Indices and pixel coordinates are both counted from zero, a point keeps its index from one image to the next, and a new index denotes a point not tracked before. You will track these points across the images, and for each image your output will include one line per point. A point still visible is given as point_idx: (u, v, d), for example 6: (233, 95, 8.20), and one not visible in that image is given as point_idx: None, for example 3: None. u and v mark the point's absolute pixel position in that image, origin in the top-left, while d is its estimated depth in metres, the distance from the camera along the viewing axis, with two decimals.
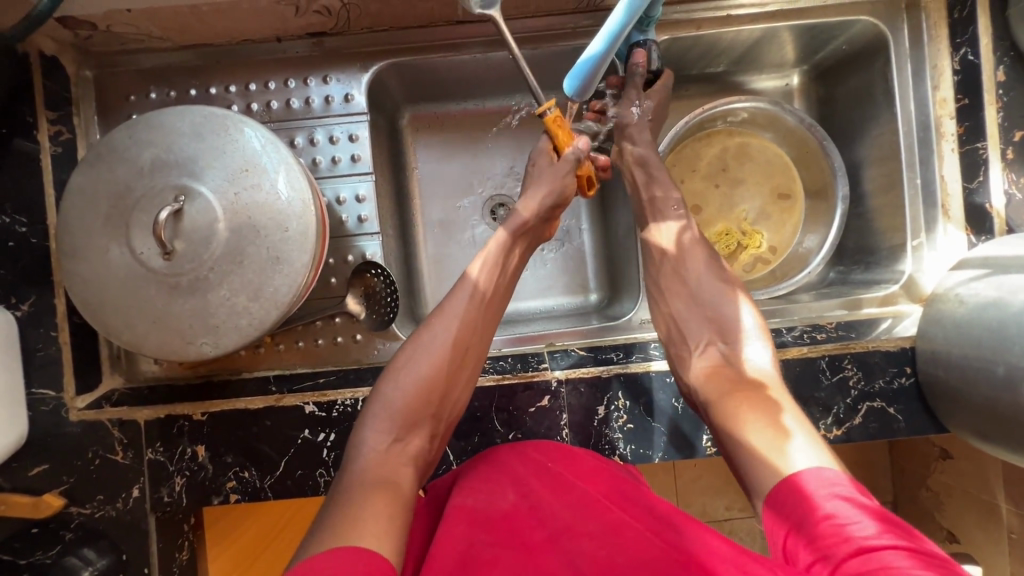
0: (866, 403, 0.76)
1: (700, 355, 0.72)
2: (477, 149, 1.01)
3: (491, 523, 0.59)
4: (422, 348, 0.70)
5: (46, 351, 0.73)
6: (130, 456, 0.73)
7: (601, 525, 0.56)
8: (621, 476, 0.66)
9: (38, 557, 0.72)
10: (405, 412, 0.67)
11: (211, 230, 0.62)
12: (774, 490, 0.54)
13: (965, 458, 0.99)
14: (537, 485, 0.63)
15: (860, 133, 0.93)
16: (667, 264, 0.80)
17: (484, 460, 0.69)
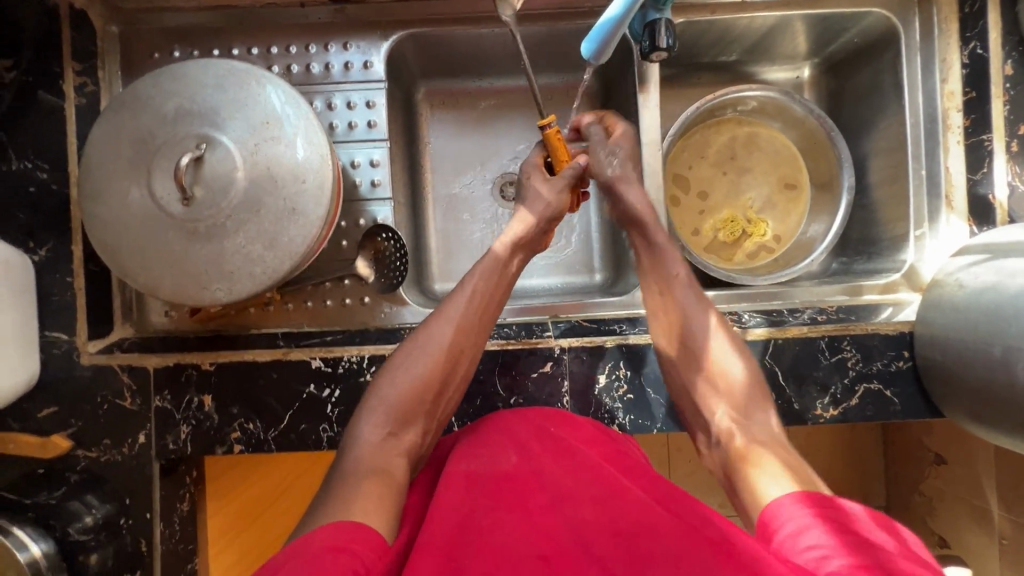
0: (863, 385, 0.77)
1: (703, 415, 0.72)
2: (489, 126, 1.02)
3: (492, 483, 0.60)
4: (420, 352, 0.71)
5: (61, 296, 0.75)
6: (138, 402, 0.75)
7: (604, 490, 0.58)
8: (623, 448, 0.68)
9: (43, 497, 0.74)
10: (400, 407, 0.67)
11: (229, 180, 0.63)
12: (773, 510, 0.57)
13: (958, 464, 1.00)
14: (538, 449, 0.64)
15: (868, 125, 0.94)
16: (666, 324, 0.77)
17: (485, 422, 0.70)
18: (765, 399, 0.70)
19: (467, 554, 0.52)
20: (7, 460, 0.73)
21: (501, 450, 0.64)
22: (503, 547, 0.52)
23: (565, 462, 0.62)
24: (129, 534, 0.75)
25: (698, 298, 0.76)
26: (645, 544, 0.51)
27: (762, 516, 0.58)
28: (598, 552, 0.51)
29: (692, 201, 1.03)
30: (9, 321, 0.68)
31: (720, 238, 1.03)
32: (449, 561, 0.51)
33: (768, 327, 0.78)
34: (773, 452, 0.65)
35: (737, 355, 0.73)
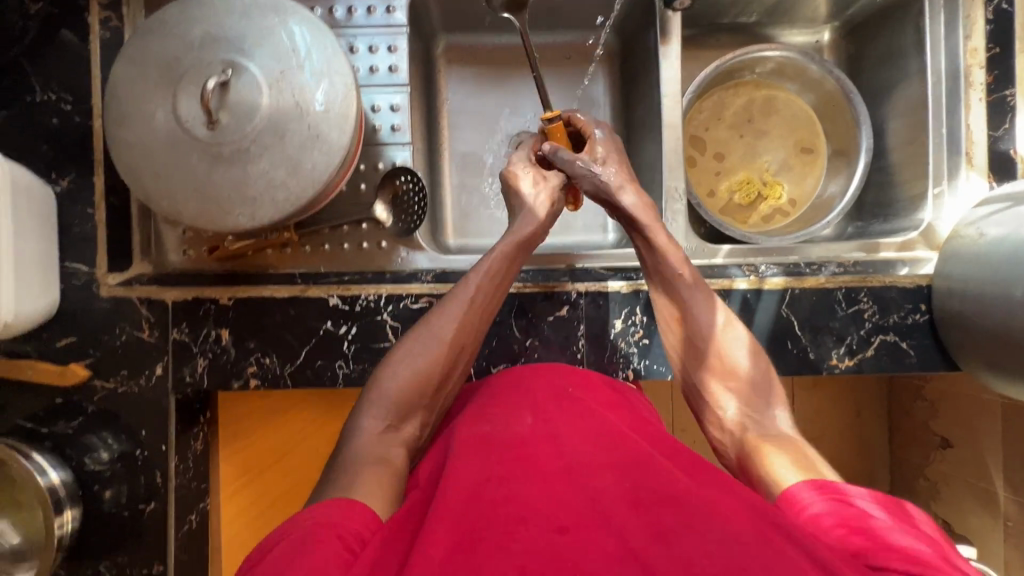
0: (879, 336, 0.77)
1: (713, 412, 0.68)
2: (506, 84, 1.02)
3: (505, 442, 0.59)
4: (427, 339, 0.68)
5: (82, 227, 0.75)
6: (156, 335, 0.75)
7: (623, 459, 0.56)
8: (641, 415, 0.68)
9: (60, 426, 0.74)
10: (403, 397, 0.65)
11: (254, 106, 0.63)
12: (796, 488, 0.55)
13: (962, 446, 1.02)
14: (554, 412, 0.63)
15: (887, 86, 0.94)
16: (674, 327, 0.73)
17: (500, 385, 0.69)
18: (778, 396, 0.67)
19: (480, 510, 0.50)
20: (25, 387, 0.74)
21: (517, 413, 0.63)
22: (517, 502, 0.50)
23: (579, 427, 0.61)
24: (144, 465, 0.75)
25: (704, 293, 0.72)
26: (665, 504, 0.50)
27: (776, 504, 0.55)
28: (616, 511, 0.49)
29: (708, 163, 1.03)
30: (31, 245, 0.68)
31: (735, 200, 1.03)
32: (460, 518, 0.49)
33: (785, 277, 0.78)
34: (789, 450, 0.60)
35: (745, 357, 0.69)
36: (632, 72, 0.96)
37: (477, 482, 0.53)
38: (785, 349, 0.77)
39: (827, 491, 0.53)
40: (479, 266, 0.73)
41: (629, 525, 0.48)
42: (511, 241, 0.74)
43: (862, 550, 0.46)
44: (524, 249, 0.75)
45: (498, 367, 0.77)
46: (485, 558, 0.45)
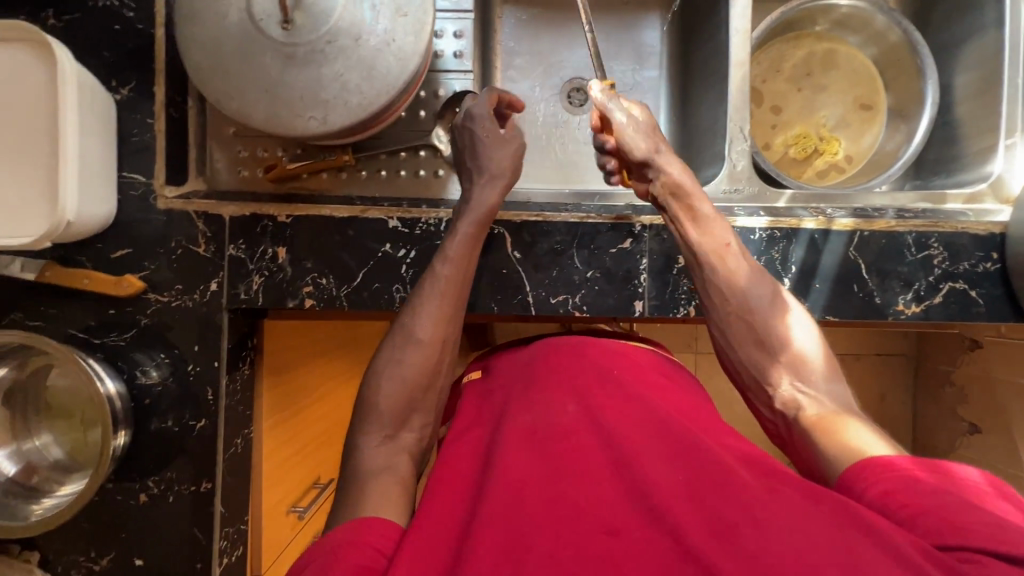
0: (948, 284, 0.76)
1: (766, 390, 0.64)
2: (560, 28, 1.00)
3: (548, 432, 0.57)
4: (401, 344, 0.65)
5: (140, 137, 0.74)
6: (212, 250, 0.74)
7: (670, 446, 0.54)
8: (692, 400, 0.66)
9: (113, 338, 0.74)
10: (396, 406, 0.63)
11: (331, 7, 0.61)
12: (864, 463, 0.51)
13: (992, 432, 1.06)
14: (597, 395, 0.61)
15: (958, 39, 0.91)
16: (723, 302, 0.67)
17: (538, 367, 0.67)
18: (832, 364, 0.64)
19: (526, 509, 0.49)
20: (80, 297, 0.73)
21: (556, 401, 0.61)
22: (565, 502, 0.49)
23: (623, 411, 0.59)
24: (196, 382, 0.74)
25: (750, 263, 0.68)
26: (722, 494, 0.48)
27: (842, 476, 0.52)
28: (669, 504, 0.47)
29: (764, 115, 1.01)
30: (94, 147, 0.67)
31: (791, 154, 1.00)
32: (508, 522, 0.48)
33: (855, 219, 0.76)
34: (860, 420, 0.57)
35: (798, 327, 0.65)
36: (693, 16, 0.94)
37: (522, 481, 0.51)
38: (851, 293, 0.75)
39: (894, 471, 0.49)
40: (447, 250, 0.69)
41: (684, 519, 0.46)
42: (470, 222, 0.70)
43: (935, 532, 0.44)
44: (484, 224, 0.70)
45: (558, 299, 0.75)
46: (537, 566, 0.44)
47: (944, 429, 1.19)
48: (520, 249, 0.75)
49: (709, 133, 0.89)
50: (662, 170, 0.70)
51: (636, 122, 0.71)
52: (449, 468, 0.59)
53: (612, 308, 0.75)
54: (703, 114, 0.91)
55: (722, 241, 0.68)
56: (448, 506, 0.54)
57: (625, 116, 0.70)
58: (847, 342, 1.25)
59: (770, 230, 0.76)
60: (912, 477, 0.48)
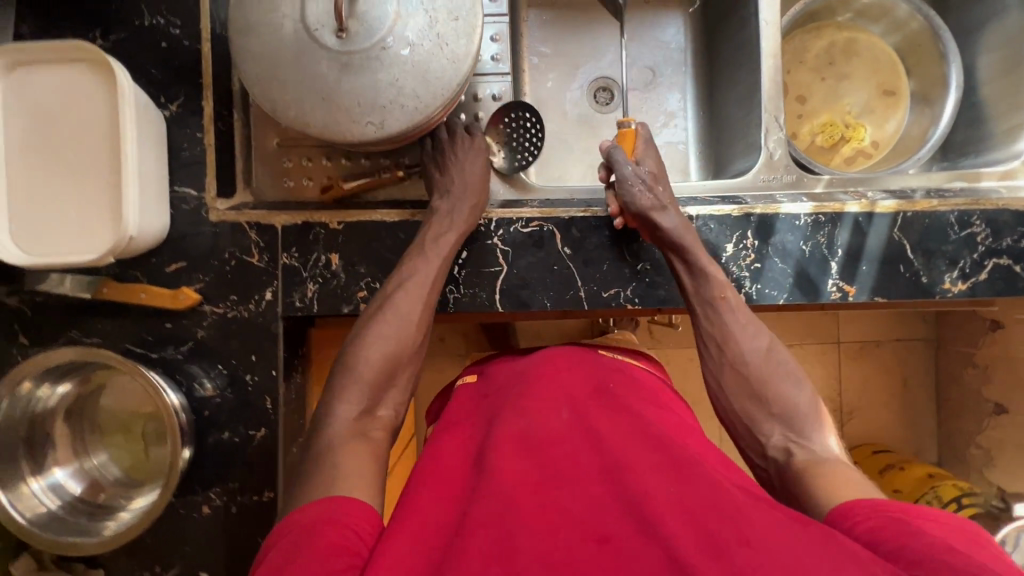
0: (992, 260, 0.77)
1: (756, 437, 0.63)
2: (579, 30, 1.00)
3: (542, 439, 0.56)
4: (386, 318, 0.66)
5: (190, 152, 0.75)
6: (265, 260, 0.75)
7: (665, 459, 0.52)
8: (683, 420, 0.65)
9: (170, 351, 0.74)
10: (376, 373, 0.63)
11: (383, 14, 0.63)
12: (850, 501, 0.51)
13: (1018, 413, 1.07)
14: (592, 408, 0.60)
15: (979, 22, 0.93)
16: (720, 353, 0.67)
17: (535, 375, 0.66)
18: (825, 419, 0.62)
19: (516, 509, 0.47)
20: (137, 312, 0.74)
21: (551, 408, 0.60)
22: (554, 507, 0.47)
23: (617, 424, 0.58)
24: (254, 392, 0.75)
25: (744, 313, 0.68)
26: (715, 512, 0.46)
27: (826, 518, 0.51)
28: (660, 514, 0.45)
29: (791, 105, 1.02)
30: (150, 163, 0.68)
31: (818, 142, 1.01)
32: (498, 522, 0.46)
33: (897, 200, 0.78)
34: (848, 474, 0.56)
35: (794, 382, 0.64)
36: (716, 11, 0.95)
37: (514, 484, 0.50)
38: (897, 274, 0.77)
39: (885, 511, 0.48)
40: (430, 239, 0.71)
41: (676, 530, 0.44)
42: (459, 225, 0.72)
43: (914, 561, 0.42)
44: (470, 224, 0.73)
45: (609, 292, 0.76)
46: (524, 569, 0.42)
47: (971, 412, 1.18)
48: (570, 245, 0.76)
49: (741, 125, 0.90)
50: (658, 225, 0.70)
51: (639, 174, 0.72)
52: (437, 469, 0.57)
53: (662, 300, 0.76)
54: (733, 106, 0.93)
55: (715, 291, 0.69)
56: (435, 506, 0.52)
57: (628, 169, 0.72)
58: (876, 328, 1.26)
59: (815, 216, 0.77)
60: (897, 516, 0.47)
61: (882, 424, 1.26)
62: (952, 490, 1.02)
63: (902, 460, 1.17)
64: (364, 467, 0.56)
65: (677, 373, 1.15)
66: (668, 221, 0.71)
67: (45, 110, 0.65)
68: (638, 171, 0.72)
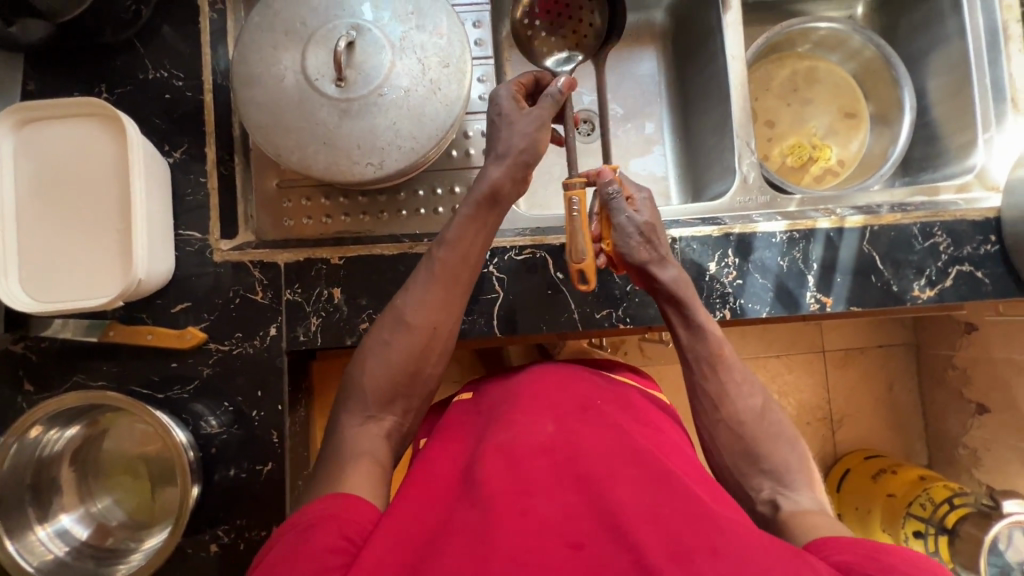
0: (955, 267, 0.83)
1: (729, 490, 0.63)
2: None
3: (527, 450, 0.55)
4: (392, 326, 0.64)
5: (194, 196, 0.78)
6: (269, 296, 0.77)
7: (643, 472, 0.52)
8: (668, 435, 0.64)
9: (176, 390, 0.75)
10: (379, 387, 0.62)
11: (378, 63, 0.68)
12: (825, 537, 0.51)
13: (999, 411, 1.12)
14: (577, 421, 0.60)
15: (925, 50, 1.01)
16: (715, 411, 0.66)
17: (522, 393, 0.65)
18: (815, 482, 0.61)
19: (496, 518, 0.47)
20: (143, 354, 0.75)
21: (535, 421, 0.59)
22: (533, 516, 0.48)
23: (600, 436, 0.58)
24: (261, 427, 0.76)
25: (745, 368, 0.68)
26: (688, 525, 0.46)
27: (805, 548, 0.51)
28: (633, 529, 0.45)
29: (761, 129, 1.09)
30: (155, 208, 0.71)
31: (789, 163, 1.08)
32: (475, 530, 0.47)
33: (864, 216, 0.83)
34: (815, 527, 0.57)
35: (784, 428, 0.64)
36: (687, 47, 1.02)
37: (495, 493, 0.50)
38: (869, 283, 0.82)
39: (858, 548, 0.48)
40: (442, 236, 0.67)
41: (647, 545, 0.44)
42: (469, 204, 0.67)
43: None
44: (487, 207, 0.67)
45: (601, 313, 0.80)
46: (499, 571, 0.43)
47: (952, 413, 1.23)
48: (562, 270, 0.80)
49: (716, 150, 0.96)
50: (654, 276, 0.69)
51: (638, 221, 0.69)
52: (422, 479, 0.57)
53: (652, 319, 0.80)
54: (707, 133, 0.99)
55: (713, 346, 0.68)
56: (422, 515, 0.52)
57: (626, 217, 0.69)
58: (859, 336, 1.31)
59: (789, 233, 0.82)
60: (868, 549, 0.47)
61: (869, 429, 1.30)
62: (943, 491, 1.05)
63: (890, 463, 1.20)
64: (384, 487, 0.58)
65: (671, 389, 1.18)
66: (667, 275, 0.69)
67: (55, 162, 0.68)
68: (636, 221, 0.69)
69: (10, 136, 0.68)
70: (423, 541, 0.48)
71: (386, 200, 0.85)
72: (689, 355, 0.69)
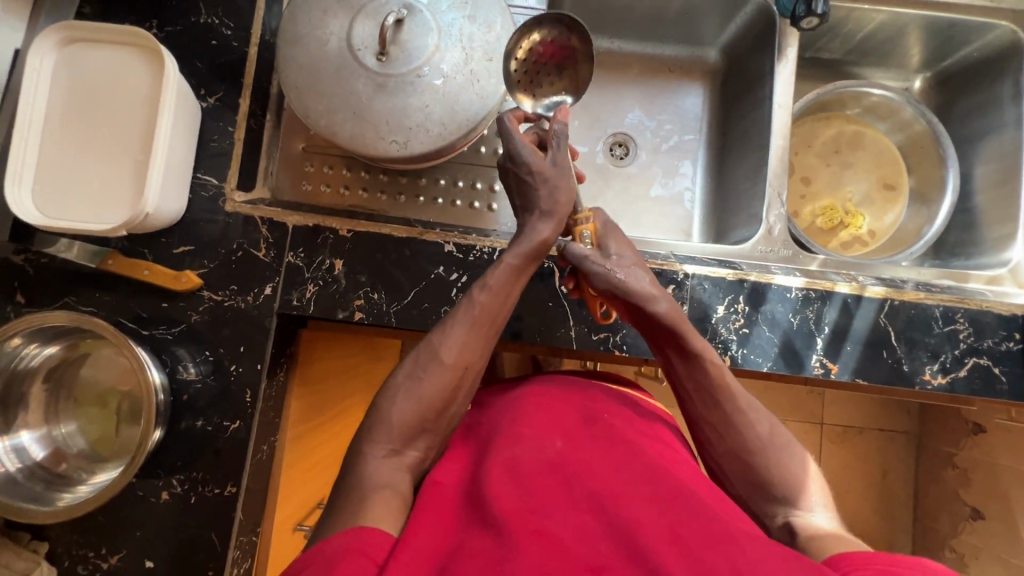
0: (972, 358, 0.79)
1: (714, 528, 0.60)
2: (603, 87, 1.05)
3: (535, 468, 0.53)
4: (424, 361, 0.60)
5: (219, 143, 0.78)
6: (271, 255, 0.77)
7: (656, 488, 0.50)
8: (679, 452, 0.61)
9: (161, 331, 0.75)
10: (405, 404, 0.57)
11: (423, 46, 0.68)
12: (841, 551, 0.47)
13: (997, 520, 1.06)
14: (586, 437, 0.58)
15: (977, 134, 0.99)
16: (719, 440, 0.60)
17: (526, 404, 0.63)
18: (826, 495, 0.57)
19: (508, 537, 0.45)
20: (137, 288, 0.75)
21: (542, 436, 0.57)
22: (548, 537, 0.45)
23: (611, 451, 0.56)
24: (236, 383, 0.75)
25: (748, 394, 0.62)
26: (709, 543, 0.43)
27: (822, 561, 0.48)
28: (653, 550, 0.43)
29: (795, 185, 1.07)
30: (178, 147, 0.71)
31: (818, 224, 1.05)
32: (489, 554, 0.44)
33: (886, 288, 0.81)
34: None
35: (795, 458, 0.58)
36: (736, 89, 1.01)
37: (505, 512, 0.47)
38: (880, 358, 0.79)
39: (875, 562, 0.44)
40: (485, 277, 0.63)
41: (667, 566, 0.41)
42: (517, 254, 0.63)
43: None
44: (532, 260, 0.64)
45: (599, 335, 0.78)
46: None
47: (945, 512, 1.17)
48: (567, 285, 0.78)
49: (746, 195, 0.94)
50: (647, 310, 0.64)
51: (587, 255, 0.65)
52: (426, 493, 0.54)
53: (650, 351, 0.78)
54: (739, 178, 0.97)
55: (710, 377, 0.62)
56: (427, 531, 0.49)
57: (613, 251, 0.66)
58: (863, 414, 1.26)
59: (806, 291, 0.80)
60: (890, 562, 0.43)
61: (859, 515, 1.24)
62: None
63: None
64: (350, 466, 0.55)
65: None
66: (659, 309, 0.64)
67: (92, 85, 0.69)
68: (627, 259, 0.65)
69: (54, 52, 0.69)
70: (436, 560, 0.45)
71: (407, 182, 0.84)
72: (691, 390, 0.63)
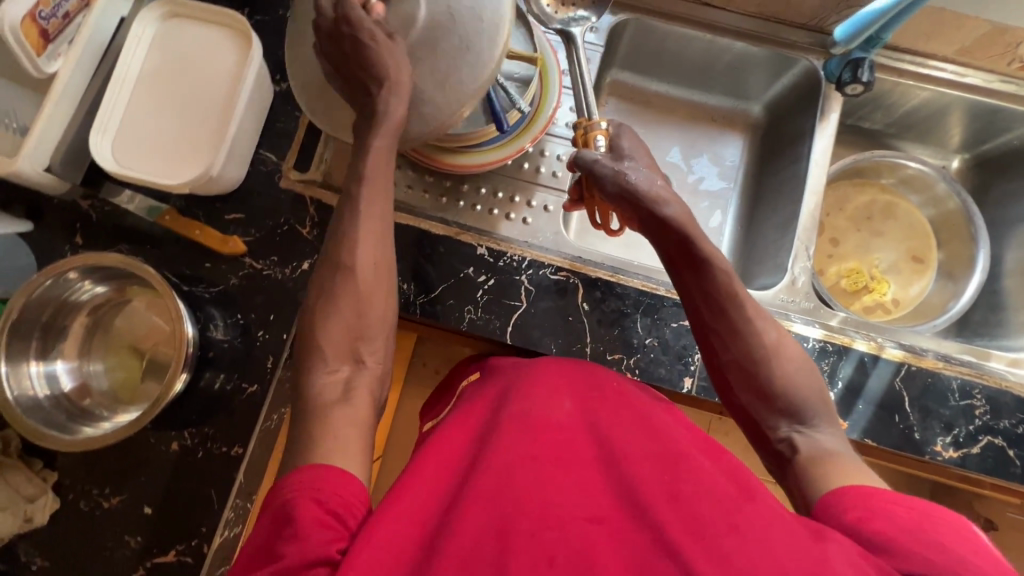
0: (987, 436, 0.78)
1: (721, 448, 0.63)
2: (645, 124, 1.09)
3: (545, 426, 0.54)
4: (331, 272, 0.61)
5: (284, 124, 0.84)
6: (314, 233, 0.81)
7: (663, 452, 0.52)
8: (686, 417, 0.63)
9: (199, 289, 0.79)
10: (347, 324, 0.60)
11: None
12: (841, 487, 0.51)
13: None
14: (596, 399, 0.59)
15: (1012, 219, 1.01)
16: (725, 349, 0.65)
17: (537, 363, 0.63)
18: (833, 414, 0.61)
19: (517, 489, 0.48)
20: (185, 245, 0.79)
21: (552, 396, 0.58)
22: (556, 489, 0.48)
23: (620, 415, 0.57)
24: (260, 348, 0.78)
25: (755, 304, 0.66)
26: (708, 505, 0.46)
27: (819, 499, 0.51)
28: (654, 509, 0.46)
29: (823, 244, 1.08)
30: (250, 120, 0.77)
31: (842, 285, 1.06)
32: (497, 505, 0.47)
33: (903, 352, 0.82)
34: None
35: (800, 369, 0.62)
36: (776, 143, 1.04)
37: (513, 465, 0.50)
38: (892, 422, 0.78)
39: (870, 501, 0.48)
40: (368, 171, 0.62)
41: (668, 524, 0.45)
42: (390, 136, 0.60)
43: (900, 555, 0.43)
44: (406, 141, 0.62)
45: (613, 356, 0.79)
46: (522, 544, 0.44)
47: None
48: (589, 302, 0.81)
49: (773, 247, 0.96)
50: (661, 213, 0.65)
51: (599, 159, 0.67)
52: (436, 443, 0.56)
53: (661, 378, 0.79)
54: (766, 231, 1.00)
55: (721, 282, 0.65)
56: (437, 482, 0.52)
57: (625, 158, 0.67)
58: None
59: (823, 342, 0.82)
60: (886, 505, 0.47)
61: None
62: None
63: None
64: None
65: None
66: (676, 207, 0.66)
67: (183, 53, 0.76)
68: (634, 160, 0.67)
69: (157, 23, 0.76)
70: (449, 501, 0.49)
71: (451, 185, 0.87)
72: (699, 293, 0.66)
